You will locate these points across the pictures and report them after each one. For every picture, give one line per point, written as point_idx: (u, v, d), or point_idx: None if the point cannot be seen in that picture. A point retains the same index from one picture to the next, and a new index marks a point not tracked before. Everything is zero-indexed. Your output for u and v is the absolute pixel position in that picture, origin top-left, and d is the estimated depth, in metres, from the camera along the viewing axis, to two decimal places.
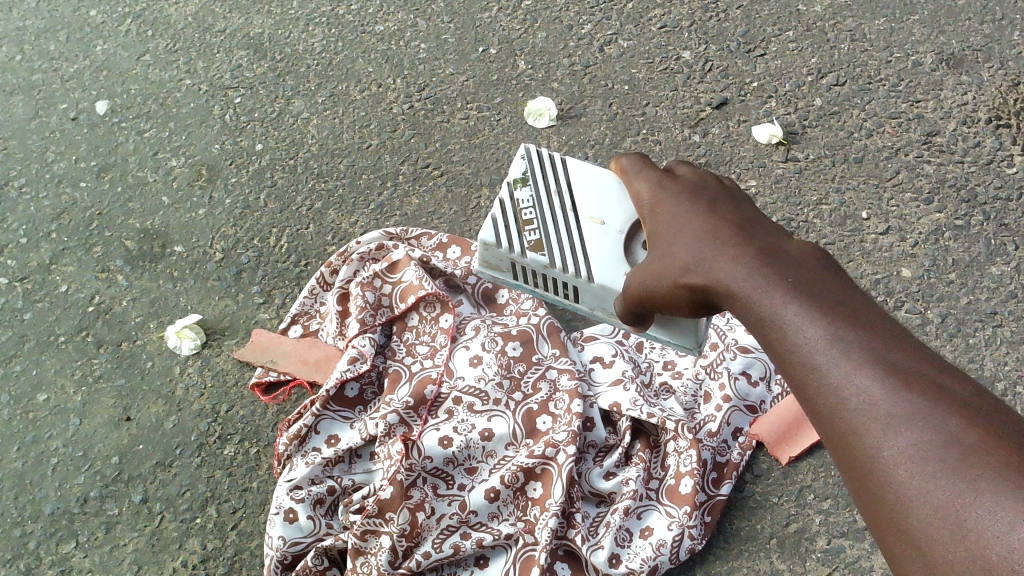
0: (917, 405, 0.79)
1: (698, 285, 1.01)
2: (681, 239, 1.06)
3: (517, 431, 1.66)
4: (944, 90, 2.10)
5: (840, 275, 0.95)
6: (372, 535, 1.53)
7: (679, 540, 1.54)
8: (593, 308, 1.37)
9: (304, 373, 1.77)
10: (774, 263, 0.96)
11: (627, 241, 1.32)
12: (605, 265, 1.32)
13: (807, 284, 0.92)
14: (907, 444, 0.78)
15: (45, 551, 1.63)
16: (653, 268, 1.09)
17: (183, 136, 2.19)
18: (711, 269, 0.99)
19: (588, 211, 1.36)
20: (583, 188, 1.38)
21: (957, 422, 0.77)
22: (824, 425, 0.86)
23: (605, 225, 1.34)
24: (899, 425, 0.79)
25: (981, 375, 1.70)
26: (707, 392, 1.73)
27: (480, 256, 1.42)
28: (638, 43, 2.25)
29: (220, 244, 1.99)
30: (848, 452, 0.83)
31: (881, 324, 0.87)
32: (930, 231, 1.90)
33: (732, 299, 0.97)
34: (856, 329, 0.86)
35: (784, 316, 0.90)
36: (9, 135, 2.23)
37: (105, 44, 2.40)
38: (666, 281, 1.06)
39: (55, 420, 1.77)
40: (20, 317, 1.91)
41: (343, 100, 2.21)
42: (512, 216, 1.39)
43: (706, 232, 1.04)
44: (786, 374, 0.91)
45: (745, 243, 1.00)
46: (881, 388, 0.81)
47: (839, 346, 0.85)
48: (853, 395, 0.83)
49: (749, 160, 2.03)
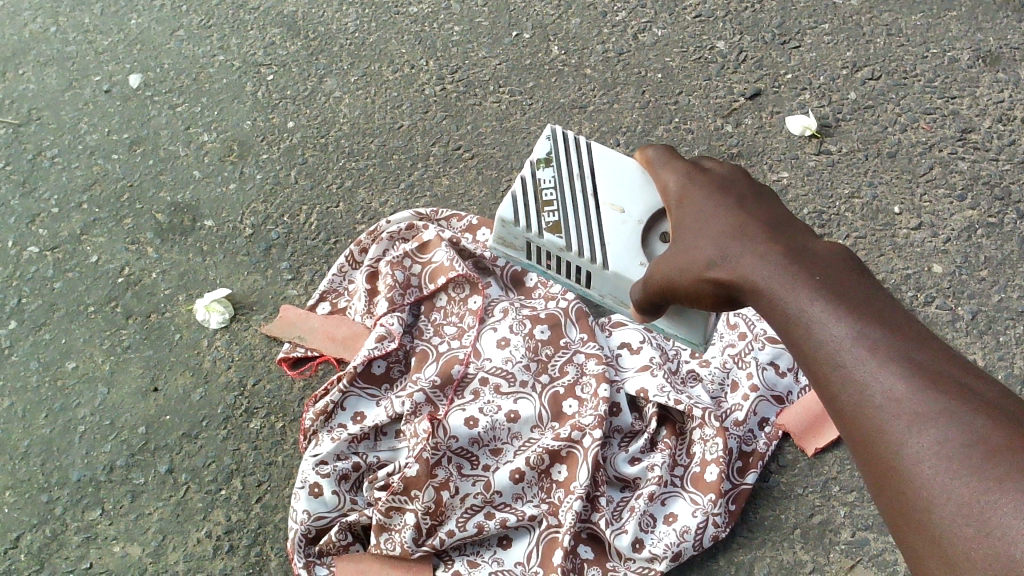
0: (943, 404, 0.79)
1: (724, 281, 1.00)
2: (707, 234, 1.05)
3: (542, 414, 1.65)
4: (980, 87, 2.08)
5: (867, 276, 0.94)
6: (397, 512, 1.54)
7: (704, 527, 1.54)
8: (604, 295, 1.34)
9: (331, 349, 1.77)
10: (803, 261, 0.95)
11: (644, 232, 1.29)
12: (621, 251, 1.29)
13: (835, 282, 0.92)
14: (930, 440, 0.78)
15: (71, 517, 1.64)
16: (677, 261, 1.07)
17: (216, 112, 2.19)
18: (738, 265, 0.99)
19: (609, 199, 1.34)
20: (608, 175, 1.37)
21: (982, 421, 0.77)
22: (847, 423, 0.86)
23: (625, 213, 1.31)
24: (923, 422, 0.79)
25: (1011, 373, 1.69)
26: (734, 381, 1.73)
27: (497, 234, 1.39)
28: (673, 32, 2.24)
29: (250, 219, 2.00)
30: (870, 448, 0.83)
31: (907, 325, 0.87)
32: (963, 228, 1.88)
33: (758, 295, 0.97)
34: (883, 329, 0.86)
35: (811, 313, 0.90)
36: (42, 106, 2.25)
37: (140, 19, 2.41)
38: (690, 274, 1.05)
39: (84, 389, 1.78)
40: (50, 286, 1.92)
41: (376, 80, 2.22)
42: (532, 197, 1.37)
43: (735, 228, 1.03)
44: (809, 372, 0.90)
45: (773, 241, 0.99)
46: (907, 386, 0.81)
47: (866, 345, 0.85)
48: (878, 393, 0.83)
49: (782, 152, 2.02)
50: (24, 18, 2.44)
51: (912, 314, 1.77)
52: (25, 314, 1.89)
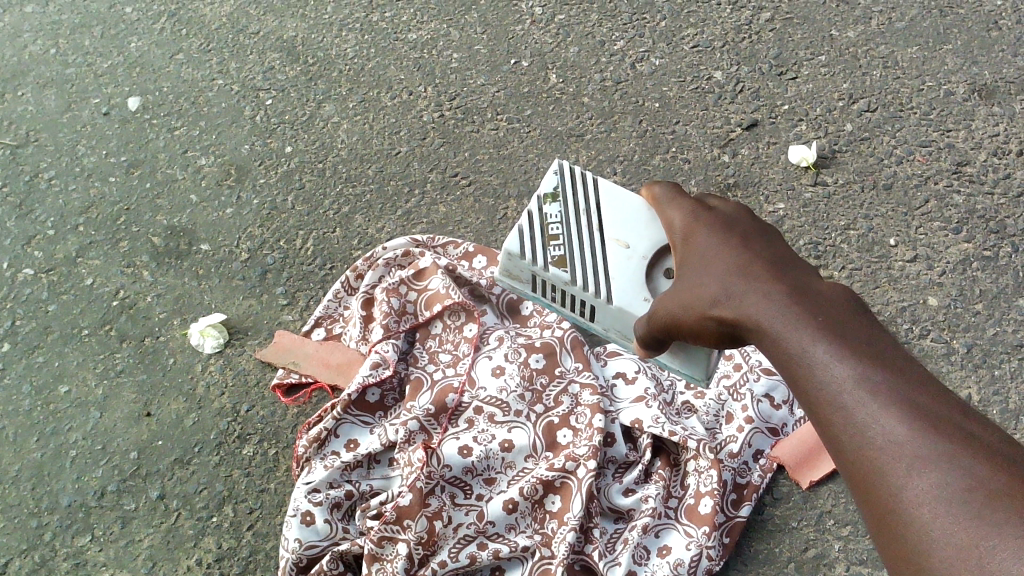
0: (944, 449, 0.79)
1: (726, 318, 1.00)
2: (711, 271, 1.05)
3: (537, 443, 1.65)
4: (975, 120, 2.09)
5: (870, 318, 0.94)
6: (389, 541, 1.52)
7: (697, 560, 1.53)
8: (607, 329, 1.33)
9: (326, 376, 1.77)
10: (806, 302, 0.95)
11: (648, 268, 1.29)
12: (625, 286, 1.29)
13: (837, 324, 0.92)
14: (931, 485, 0.78)
15: (60, 543, 1.62)
16: (680, 297, 1.07)
17: (214, 136, 2.20)
18: (741, 303, 0.99)
19: (614, 234, 1.33)
20: (614, 211, 1.36)
21: (983, 468, 0.77)
22: (846, 464, 0.85)
23: (630, 249, 1.31)
24: (924, 466, 0.79)
25: (1007, 408, 1.69)
26: (729, 413, 1.73)
27: (502, 266, 1.39)
28: (671, 61, 2.26)
29: (246, 244, 1.99)
30: (870, 490, 0.83)
31: (909, 368, 0.87)
32: (958, 261, 1.89)
33: (759, 335, 0.96)
34: (885, 371, 0.85)
35: (812, 353, 0.90)
36: (40, 128, 2.25)
37: (140, 42, 2.42)
38: (693, 311, 1.04)
39: (76, 412, 1.77)
40: (44, 309, 1.92)
41: (374, 107, 2.22)
42: (538, 230, 1.38)
43: (738, 267, 1.03)
44: (810, 412, 0.90)
45: (777, 280, 0.99)
46: (908, 429, 0.81)
47: (868, 388, 0.85)
48: (879, 435, 0.82)
49: (778, 182, 2.03)
50: (23, 40, 2.45)
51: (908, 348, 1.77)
52: (19, 336, 1.88)
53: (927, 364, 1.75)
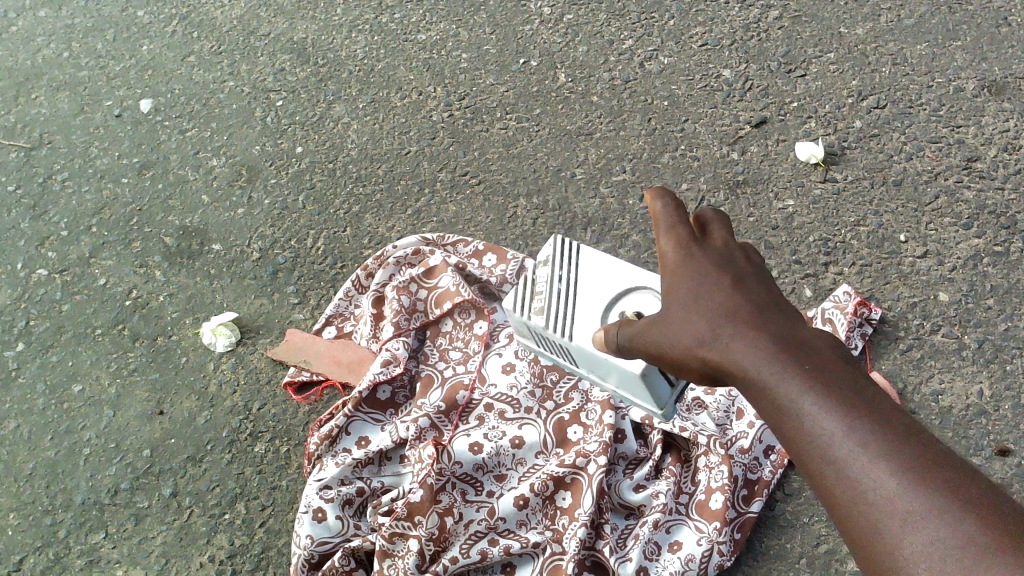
0: (936, 505, 0.73)
1: (698, 359, 0.93)
2: (676, 301, 0.97)
3: (547, 440, 1.65)
4: (985, 116, 2.09)
5: (843, 348, 0.88)
6: (400, 537, 1.52)
7: (709, 555, 1.53)
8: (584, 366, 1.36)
9: (336, 374, 1.77)
10: (775, 338, 0.89)
11: (603, 293, 1.34)
12: (586, 329, 1.33)
13: (809, 362, 0.86)
14: (926, 547, 0.73)
15: (74, 540, 1.64)
16: (651, 334, 1.00)
17: (225, 137, 2.21)
18: (710, 342, 0.92)
19: (585, 277, 1.38)
20: (584, 259, 1.40)
21: (977, 523, 0.71)
22: (838, 522, 0.80)
23: (593, 294, 1.35)
24: (917, 528, 0.73)
25: (1018, 403, 1.69)
26: (739, 408, 1.71)
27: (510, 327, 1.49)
28: (679, 59, 2.26)
29: (257, 243, 2.01)
30: (865, 549, 0.77)
31: (889, 408, 0.81)
32: (969, 256, 1.88)
33: (733, 378, 0.90)
34: (864, 417, 0.80)
35: (787, 401, 0.84)
36: (53, 130, 2.27)
37: (152, 45, 2.43)
38: (665, 349, 0.97)
39: (89, 411, 1.79)
40: (58, 309, 1.93)
41: (384, 107, 2.23)
42: (529, 289, 1.45)
43: (703, 295, 0.95)
44: (798, 460, 0.84)
45: (744, 310, 0.92)
46: (897, 487, 0.76)
47: (849, 439, 0.79)
48: (869, 495, 0.77)
49: (788, 179, 2.03)
50: (37, 43, 2.48)
51: (918, 343, 1.77)
52: (33, 336, 1.90)
53: (937, 359, 1.75)
